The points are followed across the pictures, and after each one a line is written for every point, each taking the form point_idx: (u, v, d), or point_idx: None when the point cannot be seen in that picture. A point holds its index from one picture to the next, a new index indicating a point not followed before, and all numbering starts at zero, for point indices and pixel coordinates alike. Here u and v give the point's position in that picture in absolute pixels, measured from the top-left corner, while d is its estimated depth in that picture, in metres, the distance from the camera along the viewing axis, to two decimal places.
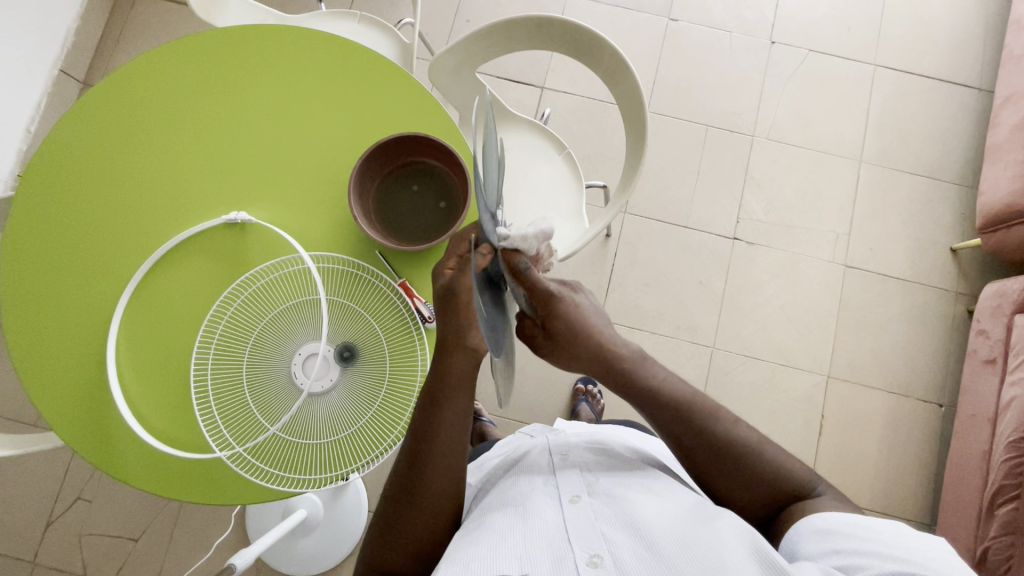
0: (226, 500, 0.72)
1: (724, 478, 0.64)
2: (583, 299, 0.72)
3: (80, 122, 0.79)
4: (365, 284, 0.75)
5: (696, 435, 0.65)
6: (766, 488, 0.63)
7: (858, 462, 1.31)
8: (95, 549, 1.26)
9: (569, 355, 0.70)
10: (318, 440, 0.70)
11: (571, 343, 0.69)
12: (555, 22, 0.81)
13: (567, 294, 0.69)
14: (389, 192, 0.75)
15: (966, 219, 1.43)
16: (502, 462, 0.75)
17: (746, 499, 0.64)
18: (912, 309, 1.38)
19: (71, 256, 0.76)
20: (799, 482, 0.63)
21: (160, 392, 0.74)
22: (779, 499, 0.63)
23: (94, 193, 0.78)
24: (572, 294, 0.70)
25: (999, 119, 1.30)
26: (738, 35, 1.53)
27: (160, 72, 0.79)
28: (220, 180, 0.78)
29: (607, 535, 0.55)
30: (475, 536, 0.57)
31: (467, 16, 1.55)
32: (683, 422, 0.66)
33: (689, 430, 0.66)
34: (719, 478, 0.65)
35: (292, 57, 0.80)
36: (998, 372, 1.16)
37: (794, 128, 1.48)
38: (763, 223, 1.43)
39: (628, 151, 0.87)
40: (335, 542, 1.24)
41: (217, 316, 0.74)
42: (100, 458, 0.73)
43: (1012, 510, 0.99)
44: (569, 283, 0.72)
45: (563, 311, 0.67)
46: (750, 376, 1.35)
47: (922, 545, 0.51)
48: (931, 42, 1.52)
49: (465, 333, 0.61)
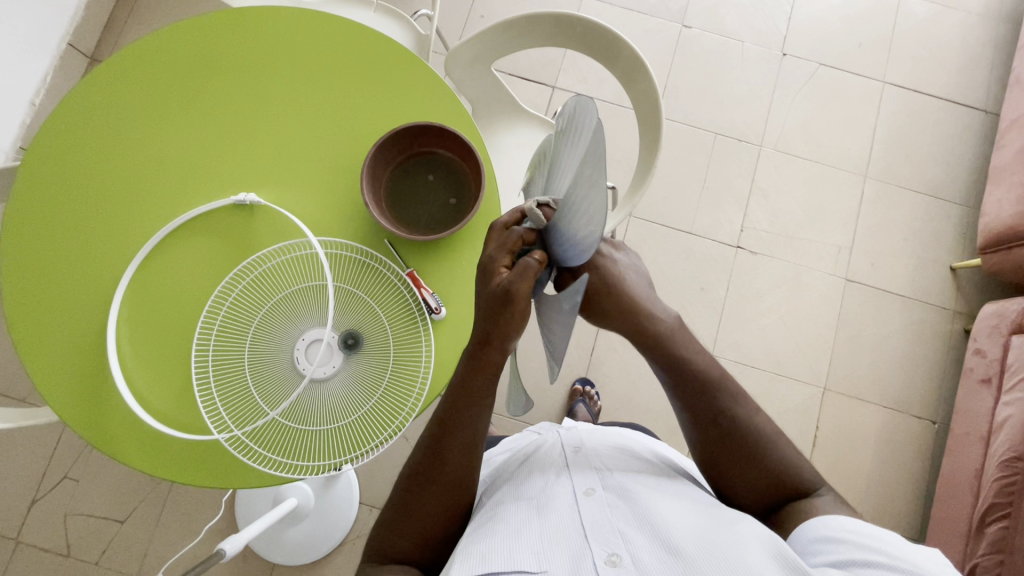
0: (222, 483, 0.71)
1: (729, 456, 0.64)
2: (620, 256, 0.69)
3: (91, 96, 0.78)
4: (372, 272, 0.75)
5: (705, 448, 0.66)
6: (769, 477, 0.63)
7: (850, 474, 1.32)
8: (80, 529, 1.24)
9: (597, 313, 0.67)
10: (318, 427, 0.70)
11: (607, 300, 0.66)
12: (575, 20, 0.81)
13: (604, 247, 0.68)
14: (403, 181, 0.74)
15: (966, 239, 1.44)
16: (512, 456, 0.75)
17: (743, 484, 0.64)
18: (910, 325, 1.39)
19: (72, 229, 0.75)
20: (806, 479, 0.63)
21: (158, 371, 0.73)
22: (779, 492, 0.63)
23: (100, 166, 0.77)
24: (619, 270, 0.67)
25: (1003, 142, 1.32)
26: (751, 45, 1.54)
27: (172, 49, 0.79)
28: (228, 161, 0.77)
29: (624, 532, 0.55)
30: (491, 529, 0.57)
31: (482, 12, 1.55)
32: (696, 434, 0.66)
33: (704, 403, 0.66)
34: (721, 455, 0.65)
35: (311, 43, 0.79)
36: (994, 391, 1.17)
37: (801, 140, 1.49)
38: (767, 233, 1.43)
39: (641, 152, 0.87)
40: (325, 532, 1.23)
41: (220, 297, 0.73)
42: (92, 434, 0.72)
43: (1001, 528, 1.00)
44: (610, 242, 0.71)
45: (598, 261, 0.65)
46: (747, 385, 1.35)
47: (933, 560, 0.50)
48: (939, 61, 1.53)
49: (510, 336, 0.59)
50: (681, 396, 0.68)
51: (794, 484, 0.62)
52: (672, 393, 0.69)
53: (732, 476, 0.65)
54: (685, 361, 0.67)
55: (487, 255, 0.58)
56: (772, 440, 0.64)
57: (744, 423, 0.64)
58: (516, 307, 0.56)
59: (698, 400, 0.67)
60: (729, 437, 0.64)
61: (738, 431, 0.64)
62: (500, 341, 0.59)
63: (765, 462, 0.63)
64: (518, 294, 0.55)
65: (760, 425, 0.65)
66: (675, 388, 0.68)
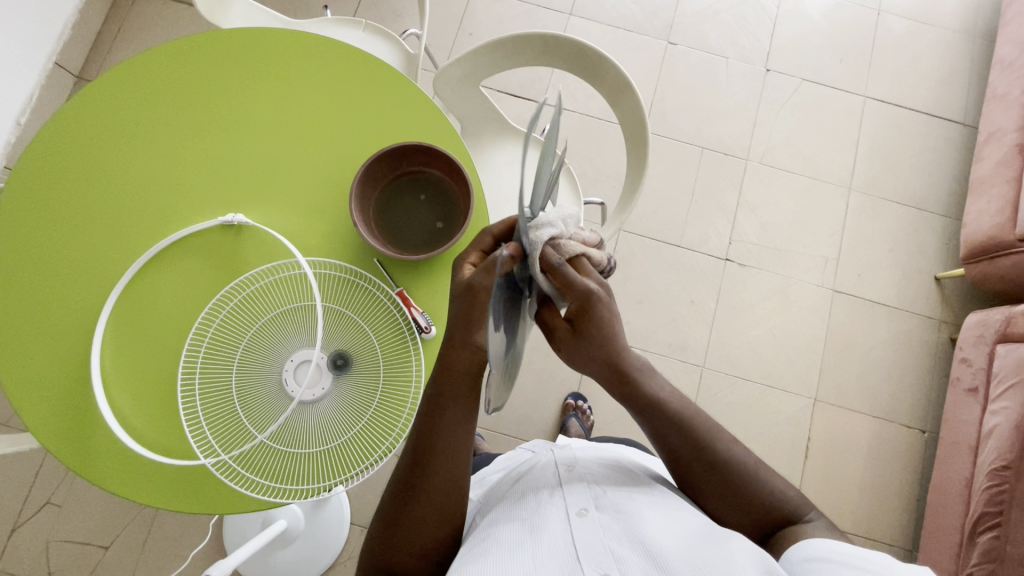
0: (209, 509, 0.70)
1: (714, 489, 0.64)
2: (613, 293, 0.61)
3: (76, 119, 0.77)
4: (362, 291, 0.74)
5: (687, 451, 0.64)
6: (758, 508, 0.62)
7: (843, 485, 1.32)
8: (62, 556, 1.21)
9: (584, 358, 0.62)
10: (307, 450, 0.69)
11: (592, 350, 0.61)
12: (560, 40, 0.82)
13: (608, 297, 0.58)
14: (394, 201, 0.74)
15: (950, 248, 1.46)
16: (505, 477, 0.75)
17: (731, 517, 0.64)
18: (897, 335, 1.41)
19: (58, 249, 0.75)
20: (792, 506, 0.63)
21: (146, 396, 0.72)
22: (768, 522, 0.62)
23: (87, 188, 0.76)
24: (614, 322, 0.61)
25: (982, 154, 1.35)
26: (735, 61, 1.56)
27: (161, 70, 0.78)
28: (215, 182, 0.77)
29: (616, 552, 0.54)
30: (484, 551, 0.56)
31: (470, 30, 1.56)
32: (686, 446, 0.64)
33: (681, 439, 0.64)
34: (709, 489, 0.64)
35: (302, 66, 0.79)
36: (981, 401, 1.18)
37: (786, 154, 1.51)
38: (755, 246, 1.45)
39: (629, 169, 0.88)
40: (316, 553, 1.21)
41: (206, 320, 0.72)
42: (75, 460, 0.70)
43: (992, 537, 1.00)
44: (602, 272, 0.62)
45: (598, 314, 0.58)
46: (738, 397, 1.36)
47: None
48: (919, 76, 1.57)
49: (473, 329, 0.59)
50: (644, 418, 0.66)
51: (783, 512, 0.62)
52: (653, 436, 0.67)
53: (720, 507, 0.64)
54: (657, 399, 0.65)
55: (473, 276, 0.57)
56: (755, 471, 0.64)
57: (729, 458, 0.64)
58: (473, 300, 0.57)
59: (677, 437, 0.64)
60: (713, 470, 0.63)
61: (724, 466, 0.63)
62: (467, 337, 0.59)
63: (751, 495, 0.62)
64: (477, 285, 0.57)
65: (741, 456, 0.64)
66: (645, 418, 0.66)
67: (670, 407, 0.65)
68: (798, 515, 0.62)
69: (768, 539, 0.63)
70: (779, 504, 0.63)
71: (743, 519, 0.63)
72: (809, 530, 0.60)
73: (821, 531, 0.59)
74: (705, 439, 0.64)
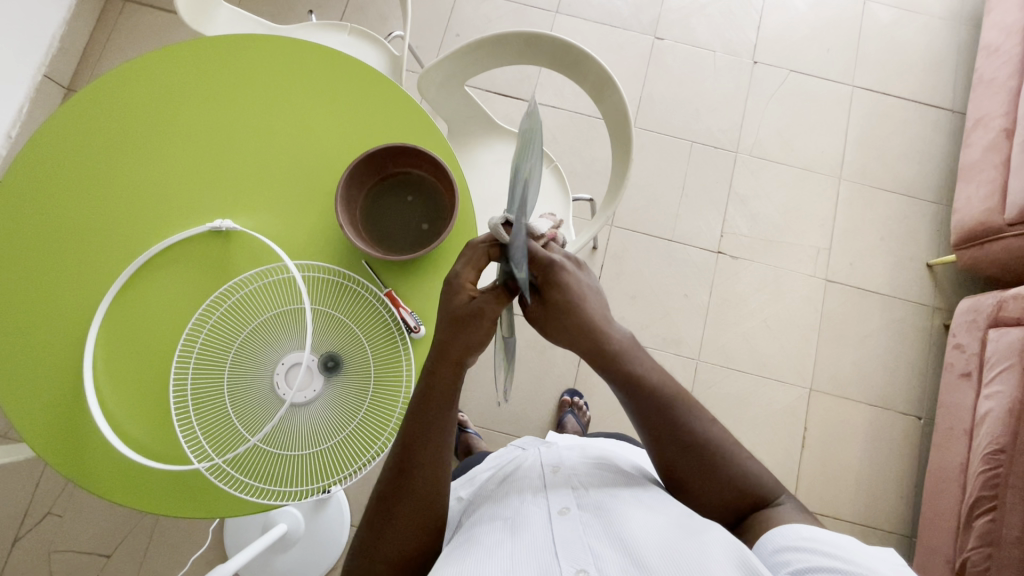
0: (205, 513, 0.70)
1: (693, 468, 0.64)
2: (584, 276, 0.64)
3: (63, 129, 0.78)
4: (351, 293, 0.75)
5: (666, 433, 0.64)
6: (731, 488, 0.63)
7: (840, 473, 1.33)
8: (65, 566, 1.22)
9: (558, 330, 0.64)
10: (300, 452, 0.69)
11: (564, 321, 0.63)
12: (542, 38, 0.83)
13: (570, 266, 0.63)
14: (382, 202, 0.75)
15: (941, 235, 1.47)
16: (493, 476, 0.76)
17: (705, 499, 0.64)
18: (891, 322, 1.41)
19: (48, 259, 0.75)
20: (767, 489, 0.63)
21: (140, 403, 0.72)
22: (741, 504, 0.63)
23: (76, 197, 0.77)
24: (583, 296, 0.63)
25: (970, 140, 1.35)
26: (722, 54, 1.57)
27: (147, 78, 0.79)
28: (204, 188, 0.77)
29: (594, 547, 0.55)
30: (464, 550, 0.56)
31: (457, 31, 1.57)
32: (664, 430, 0.64)
33: (663, 424, 0.65)
34: (686, 468, 0.64)
35: (288, 70, 0.80)
36: (974, 385, 1.18)
37: (776, 145, 1.51)
38: (747, 238, 1.45)
39: (614, 164, 0.89)
40: (317, 556, 1.21)
41: (196, 326, 0.73)
42: (71, 468, 0.71)
43: (988, 521, 1.01)
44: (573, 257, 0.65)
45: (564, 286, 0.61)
46: (734, 389, 1.36)
47: (886, 560, 0.51)
48: (906, 64, 1.57)
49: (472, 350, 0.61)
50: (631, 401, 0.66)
51: (757, 494, 0.63)
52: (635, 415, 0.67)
53: (697, 491, 0.64)
54: (636, 377, 0.65)
55: (454, 270, 0.59)
56: (732, 451, 0.64)
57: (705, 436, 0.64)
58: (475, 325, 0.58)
59: (658, 419, 0.65)
60: (688, 451, 0.64)
61: (698, 446, 0.64)
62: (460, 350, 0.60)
63: (725, 472, 0.63)
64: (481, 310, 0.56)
65: (717, 435, 0.64)
66: (628, 397, 0.66)
67: (657, 392, 0.65)
68: (772, 498, 0.63)
69: (740, 522, 0.63)
70: (753, 487, 0.63)
71: (714, 500, 0.64)
72: (781, 512, 0.61)
73: (794, 514, 0.60)
74: (683, 419, 0.64)
